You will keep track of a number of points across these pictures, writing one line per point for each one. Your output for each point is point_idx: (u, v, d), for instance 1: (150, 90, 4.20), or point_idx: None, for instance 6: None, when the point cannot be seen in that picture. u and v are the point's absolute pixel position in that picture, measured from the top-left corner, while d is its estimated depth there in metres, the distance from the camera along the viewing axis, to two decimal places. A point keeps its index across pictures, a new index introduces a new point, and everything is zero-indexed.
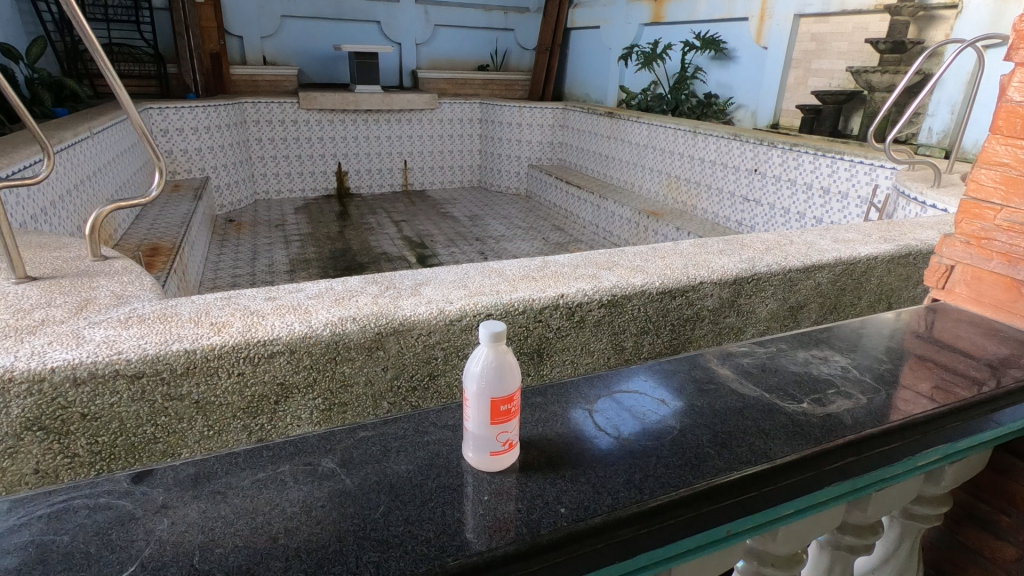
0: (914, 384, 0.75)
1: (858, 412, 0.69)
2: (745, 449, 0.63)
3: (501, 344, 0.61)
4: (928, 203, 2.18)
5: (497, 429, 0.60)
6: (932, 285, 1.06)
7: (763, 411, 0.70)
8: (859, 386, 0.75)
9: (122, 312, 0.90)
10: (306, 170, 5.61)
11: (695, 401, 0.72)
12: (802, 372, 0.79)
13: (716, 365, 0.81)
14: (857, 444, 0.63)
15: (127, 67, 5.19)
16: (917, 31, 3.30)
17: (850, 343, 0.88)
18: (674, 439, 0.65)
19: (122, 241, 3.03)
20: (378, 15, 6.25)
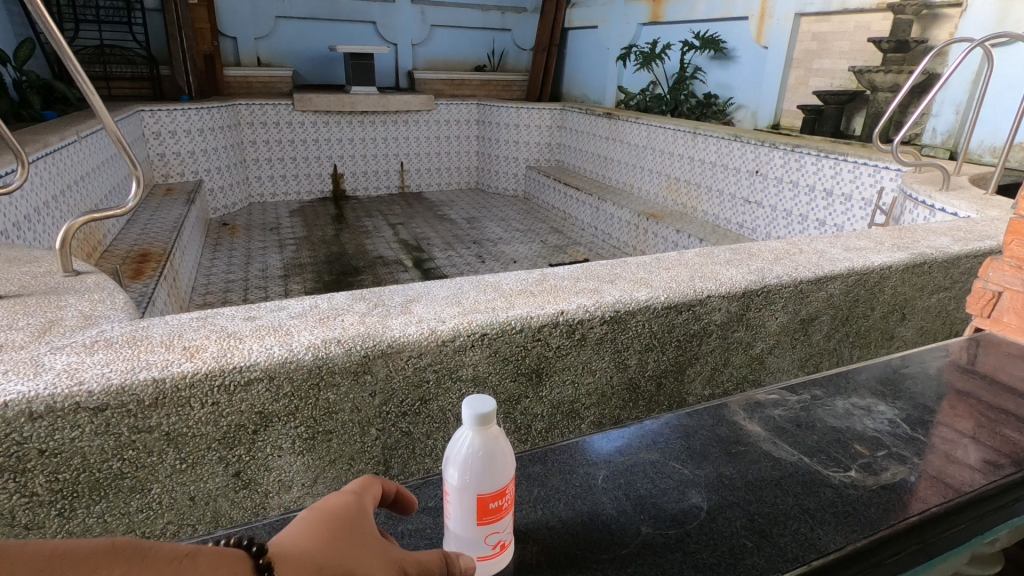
0: (963, 445, 0.69)
1: (913, 484, 0.63)
2: (789, 540, 0.56)
3: (492, 430, 0.55)
4: (936, 206, 2.11)
5: (485, 530, 0.54)
6: (976, 313, 1.01)
7: (804, 484, 0.64)
8: (910, 446, 0.69)
9: (88, 336, 0.84)
10: (302, 173, 5.55)
11: (725, 469, 0.66)
12: (842, 428, 0.73)
13: (744, 420, 0.75)
14: (911, 532, 0.57)
15: (120, 69, 5.10)
16: (920, 30, 3.25)
17: (885, 386, 0.82)
18: (704, 524, 0.58)
19: (112, 247, 2.95)
20: (373, 15, 6.18)
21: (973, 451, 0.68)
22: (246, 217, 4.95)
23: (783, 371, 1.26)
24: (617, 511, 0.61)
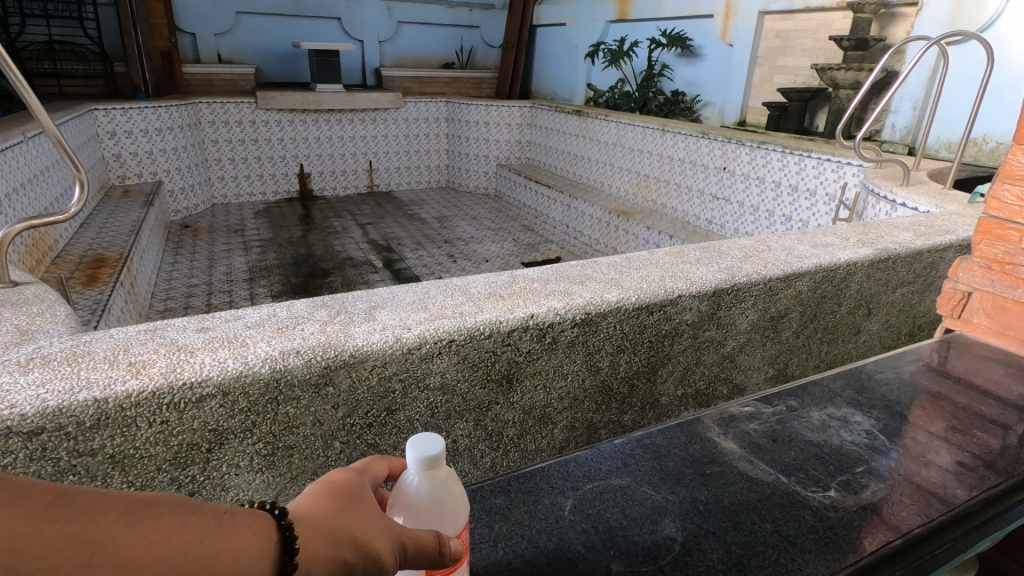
0: (937, 454, 0.69)
1: (892, 502, 0.62)
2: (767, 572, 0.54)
3: (442, 472, 0.54)
4: (897, 201, 2.16)
5: None
6: (946, 313, 1.04)
7: (782, 506, 0.62)
8: (887, 459, 0.68)
9: (22, 353, 0.78)
10: (267, 173, 5.41)
11: (699, 493, 0.64)
12: (819, 442, 0.71)
13: (719, 437, 0.73)
14: (891, 560, 0.55)
15: (71, 66, 4.89)
16: (879, 28, 3.33)
17: (859, 394, 0.82)
18: (677, 557, 0.56)
19: (64, 253, 2.81)
20: (339, 11, 6.05)
21: (948, 464, 0.68)
22: (209, 219, 4.80)
23: (754, 368, 1.26)
24: (585, 547, 0.58)
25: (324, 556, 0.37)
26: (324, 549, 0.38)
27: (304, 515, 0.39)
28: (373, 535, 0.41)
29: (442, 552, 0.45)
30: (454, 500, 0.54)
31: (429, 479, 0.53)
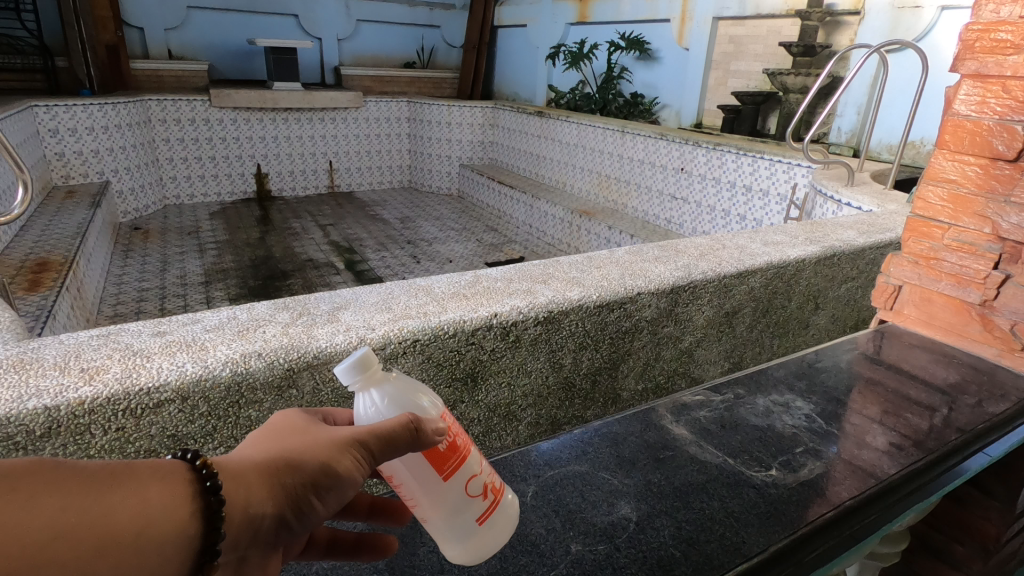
0: (871, 435, 0.73)
1: (828, 478, 0.65)
2: (715, 547, 0.56)
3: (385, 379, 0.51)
4: (843, 201, 2.27)
5: (462, 490, 0.49)
6: (880, 306, 1.10)
7: (728, 486, 0.64)
8: (825, 441, 0.72)
9: None
10: (222, 173, 5.26)
11: (652, 475, 0.66)
12: (763, 427, 0.75)
13: (671, 424, 0.76)
14: (825, 530, 0.57)
15: (8, 60, 4.63)
16: (826, 36, 3.47)
17: (804, 383, 0.86)
18: (632, 537, 0.57)
19: (3, 256, 2.67)
20: (295, 7, 5.93)
21: (881, 441, 0.72)
22: (161, 220, 4.63)
23: (710, 362, 1.31)
24: (546, 530, 0.59)
25: (269, 492, 0.36)
26: (267, 483, 0.36)
27: (233, 457, 0.37)
28: (327, 449, 0.39)
29: (420, 433, 0.43)
30: (419, 393, 0.50)
31: (382, 391, 0.50)
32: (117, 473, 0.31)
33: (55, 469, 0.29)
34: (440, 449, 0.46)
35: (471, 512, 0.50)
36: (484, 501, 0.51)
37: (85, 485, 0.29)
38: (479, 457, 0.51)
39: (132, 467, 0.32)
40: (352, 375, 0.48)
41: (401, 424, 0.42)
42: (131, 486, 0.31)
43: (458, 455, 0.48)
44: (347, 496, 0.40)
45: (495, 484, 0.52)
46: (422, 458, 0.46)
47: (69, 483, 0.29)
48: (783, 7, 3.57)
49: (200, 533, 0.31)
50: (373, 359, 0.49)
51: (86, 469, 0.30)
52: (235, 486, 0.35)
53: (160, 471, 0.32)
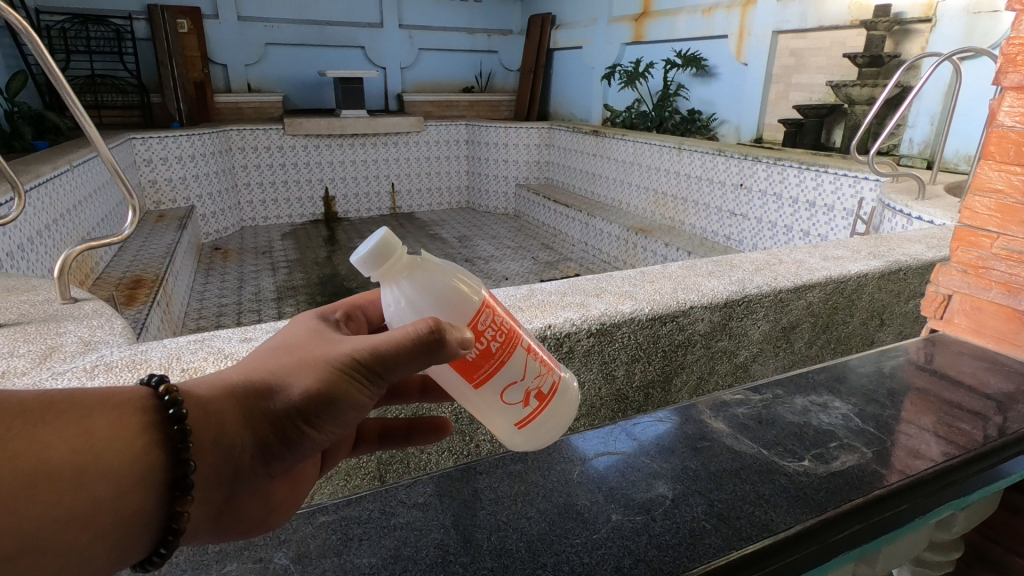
0: (915, 429, 0.72)
1: (861, 468, 0.64)
2: (745, 523, 0.57)
3: (412, 266, 0.53)
4: (913, 215, 2.17)
5: (502, 397, 0.55)
6: (930, 315, 1.04)
7: (761, 473, 0.65)
8: (863, 436, 0.71)
9: (87, 361, 0.87)
10: (293, 196, 5.59)
11: (689, 461, 0.68)
12: (800, 423, 0.74)
13: (710, 418, 0.77)
14: (853, 514, 0.57)
15: (111, 98, 5.14)
16: (894, 45, 3.35)
17: (839, 385, 0.84)
18: (667, 511, 0.60)
19: (104, 275, 2.95)
20: (362, 40, 6.28)
21: (924, 436, 0.70)
22: (238, 241, 4.97)
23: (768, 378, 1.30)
24: (590, 501, 0.62)
25: (251, 416, 0.42)
26: (249, 409, 0.42)
27: (225, 381, 0.43)
28: (313, 372, 0.43)
29: (429, 346, 0.45)
30: (452, 286, 0.52)
31: (408, 281, 0.52)
32: (78, 412, 0.34)
33: (13, 404, 0.32)
34: (468, 359, 0.52)
35: (513, 415, 0.56)
36: (526, 407, 0.56)
37: (49, 424, 0.33)
38: (522, 367, 0.55)
39: (91, 404, 0.35)
40: (374, 266, 0.51)
41: (399, 342, 0.44)
42: (94, 425, 0.34)
43: (489, 366, 0.53)
44: (345, 411, 0.45)
45: (541, 391, 0.56)
46: (454, 369, 0.53)
47: (30, 422, 0.32)
48: (847, 18, 3.47)
49: (166, 469, 0.36)
50: (396, 245, 0.52)
51: (46, 405, 0.33)
52: (208, 417, 0.40)
53: (122, 411, 0.36)
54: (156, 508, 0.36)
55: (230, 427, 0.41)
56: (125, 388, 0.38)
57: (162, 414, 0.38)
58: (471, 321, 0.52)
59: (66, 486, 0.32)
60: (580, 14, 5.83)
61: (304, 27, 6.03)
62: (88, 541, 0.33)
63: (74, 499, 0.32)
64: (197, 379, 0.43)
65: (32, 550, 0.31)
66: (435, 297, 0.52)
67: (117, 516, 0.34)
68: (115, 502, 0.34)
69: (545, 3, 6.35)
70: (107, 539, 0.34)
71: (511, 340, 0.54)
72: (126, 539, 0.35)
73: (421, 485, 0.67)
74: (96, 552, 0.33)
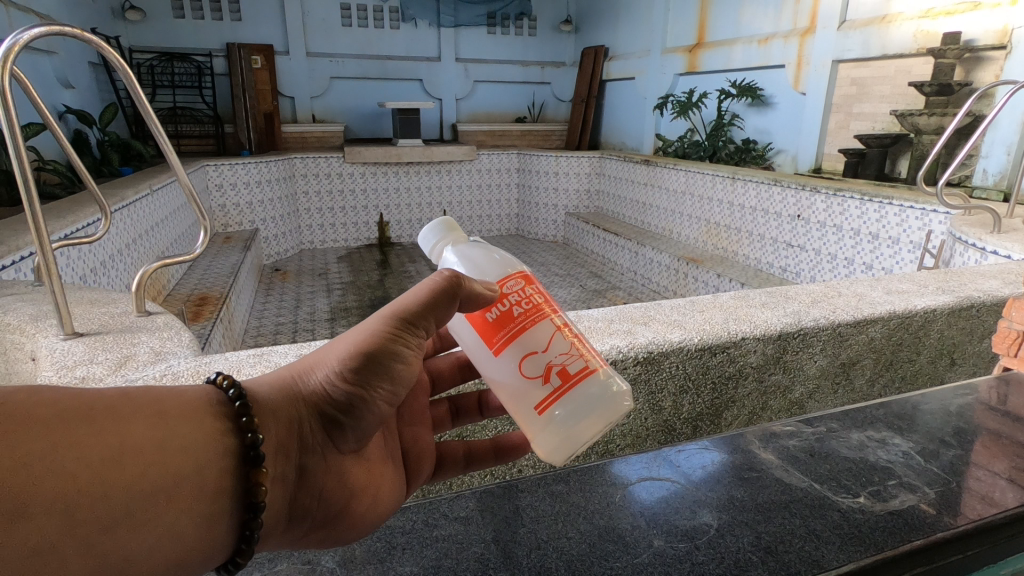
0: (986, 472, 0.67)
1: (925, 509, 0.60)
2: (793, 557, 0.55)
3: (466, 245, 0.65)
4: (987, 248, 2.05)
5: (517, 369, 0.55)
6: (1002, 352, 0.97)
7: (812, 508, 0.62)
8: (925, 476, 0.66)
9: (156, 370, 0.92)
10: (349, 221, 5.81)
11: (736, 491, 0.66)
12: (857, 459, 0.71)
13: (759, 449, 0.74)
14: (913, 557, 0.53)
15: (189, 128, 5.50)
16: (965, 73, 3.21)
17: (904, 422, 0.79)
18: (711, 541, 0.58)
19: (174, 292, 3.14)
20: (420, 73, 6.53)
21: (997, 481, 0.65)
22: (297, 263, 5.20)
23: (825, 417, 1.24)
24: (632, 525, 0.61)
25: (305, 393, 0.51)
26: (301, 387, 0.51)
27: (277, 375, 0.52)
28: (351, 340, 0.53)
29: (450, 290, 0.54)
30: (491, 257, 0.61)
31: (456, 251, 0.64)
32: (152, 408, 0.39)
33: (95, 402, 0.37)
34: (490, 320, 0.57)
35: (533, 392, 0.55)
36: (547, 384, 0.54)
37: (131, 412, 0.38)
38: (546, 337, 0.55)
39: (163, 396, 0.41)
40: (434, 237, 0.65)
41: (422, 294, 0.54)
42: (166, 419, 0.40)
43: (510, 328, 0.56)
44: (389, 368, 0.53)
45: (565, 369, 0.55)
46: (479, 334, 0.58)
47: (112, 409, 0.37)
48: (913, 46, 3.36)
49: (236, 448, 0.42)
50: (454, 224, 0.65)
51: (122, 403, 0.38)
52: (263, 399, 0.48)
53: (189, 403, 0.42)
54: (235, 486, 0.41)
55: (287, 403, 0.49)
56: (191, 387, 0.44)
57: (226, 403, 0.44)
58: (499, 284, 0.58)
59: (151, 462, 0.37)
60: (633, 46, 5.88)
61: (367, 61, 6.33)
62: (176, 516, 0.38)
63: (158, 475, 0.37)
64: (253, 380, 0.51)
65: (124, 524, 0.35)
66: (472, 262, 0.61)
67: (199, 493, 0.39)
68: (197, 480, 0.39)
69: (598, 36, 6.46)
70: (195, 516, 0.39)
71: (539, 311, 0.57)
72: (210, 518, 0.40)
73: (463, 499, 0.68)
74: (186, 527, 0.38)
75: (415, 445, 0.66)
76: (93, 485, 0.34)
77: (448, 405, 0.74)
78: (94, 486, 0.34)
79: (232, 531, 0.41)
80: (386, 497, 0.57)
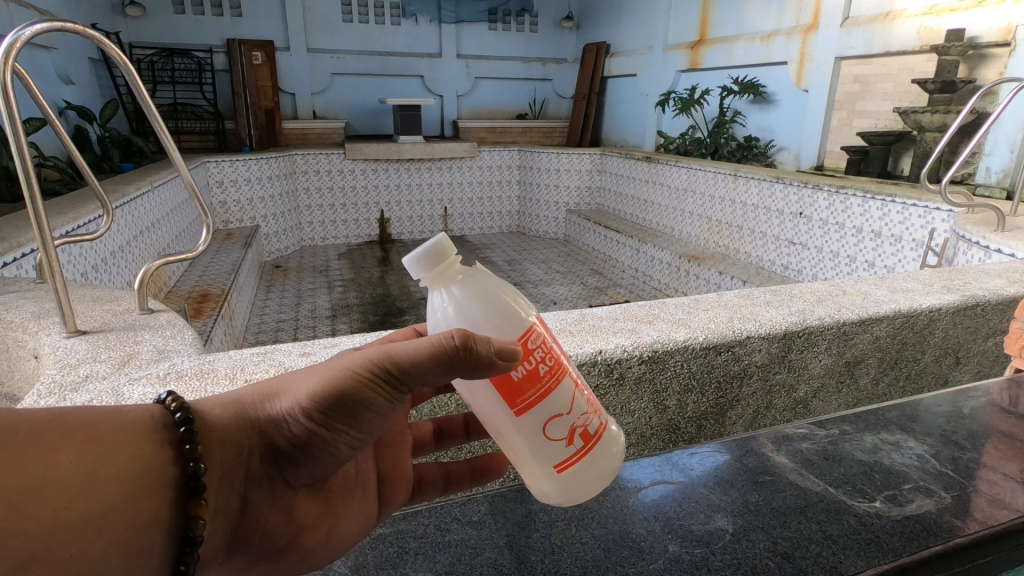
0: (997, 473, 0.67)
1: (941, 514, 0.60)
2: (811, 564, 0.55)
3: (464, 273, 0.55)
4: (991, 247, 2.05)
5: (547, 434, 0.54)
6: (1014, 354, 0.98)
7: (827, 512, 0.62)
8: (940, 480, 0.66)
9: (160, 368, 0.92)
10: (350, 218, 5.80)
11: (749, 495, 0.65)
12: (870, 462, 0.70)
13: (771, 452, 0.74)
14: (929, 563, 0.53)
15: (189, 124, 5.48)
16: (968, 70, 3.19)
17: (914, 424, 0.79)
18: (727, 545, 0.58)
19: (175, 289, 3.13)
20: (422, 69, 6.51)
21: (1010, 484, 0.64)
22: (297, 259, 5.20)
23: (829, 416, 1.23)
24: (646, 530, 0.61)
25: (259, 422, 0.50)
26: (257, 415, 0.50)
27: (241, 394, 0.52)
28: (319, 377, 0.50)
29: (448, 355, 0.48)
30: (507, 300, 0.54)
31: (460, 285, 0.54)
32: (86, 436, 0.40)
33: (28, 429, 0.38)
34: (514, 380, 0.52)
35: (553, 454, 0.55)
36: (570, 445, 0.55)
37: (62, 439, 0.39)
38: (570, 399, 0.54)
39: (99, 421, 0.42)
40: (429, 266, 0.53)
41: (419, 350, 0.49)
42: (99, 447, 0.40)
43: (536, 391, 0.53)
44: (355, 413, 0.51)
45: (586, 430, 0.56)
46: (499, 394, 0.53)
47: (39, 436, 0.38)
48: (916, 43, 3.34)
49: (175, 476, 0.43)
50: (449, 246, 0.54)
51: (55, 431, 0.39)
52: (213, 422, 0.48)
53: (130, 426, 0.43)
54: (170, 517, 0.42)
55: (240, 430, 0.50)
56: (136, 407, 0.45)
57: (171, 425, 0.45)
58: (521, 338, 0.53)
59: (75, 493, 0.38)
60: (636, 42, 5.86)
61: (367, 58, 6.30)
62: (102, 549, 0.38)
63: (83, 506, 0.38)
64: (214, 396, 0.52)
65: (44, 559, 0.35)
66: (489, 305, 0.53)
67: (133, 522, 0.40)
68: (127, 510, 0.40)
69: (599, 32, 6.45)
70: (122, 549, 0.39)
71: (560, 367, 0.55)
72: (140, 550, 0.40)
73: (475, 504, 0.68)
74: (112, 560, 0.39)
75: (393, 470, 0.65)
76: (10, 519, 0.34)
77: (433, 426, 0.73)
78: (12, 518, 0.34)
79: (164, 564, 0.42)
80: (341, 532, 0.57)
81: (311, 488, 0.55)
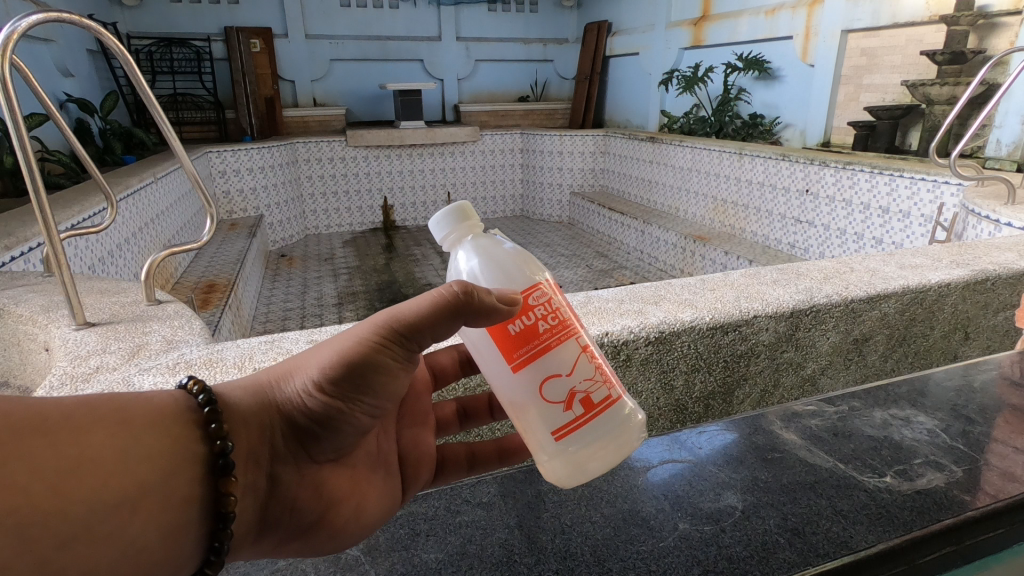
0: (1007, 444, 0.67)
1: (952, 488, 0.60)
2: (821, 538, 0.55)
3: (483, 236, 0.58)
4: (1001, 221, 2.02)
5: (544, 394, 0.53)
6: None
7: (838, 487, 0.62)
8: (952, 454, 0.66)
9: (169, 358, 0.93)
10: (353, 205, 5.80)
11: (759, 472, 0.66)
12: (880, 437, 0.70)
13: (781, 429, 0.74)
14: (938, 537, 0.53)
15: (190, 114, 5.46)
16: (978, 40, 3.13)
17: (925, 399, 0.79)
18: (737, 522, 0.58)
19: (181, 280, 3.14)
20: (421, 53, 6.44)
21: (1020, 457, 0.64)
22: (302, 248, 5.21)
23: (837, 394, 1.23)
24: (656, 509, 0.61)
25: (278, 401, 0.51)
26: (274, 395, 0.51)
27: (252, 379, 0.52)
28: (332, 349, 0.51)
29: (451, 303, 0.49)
30: (515, 258, 0.56)
31: (473, 244, 0.57)
32: (113, 420, 0.40)
33: (57, 412, 0.38)
34: (511, 333, 0.52)
35: (552, 417, 0.53)
36: (568, 411, 0.53)
37: (90, 423, 0.39)
38: (571, 361, 0.53)
39: (126, 405, 0.42)
40: (449, 223, 0.57)
41: (422, 306, 0.50)
42: (128, 432, 0.41)
43: (534, 346, 0.53)
44: (370, 379, 0.52)
45: (588, 398, 0.53)
46: (495, 346, 0.53)
47: (71, 421, 0.38)
48: (925, 14, 3.27)
49: (204, 456, 0.44)
50: (471, 212, 0.58)
51: (84, 417, 0.39)
52: (234, 404, 0.49)
53: (155, 411, 0.43)
54: (203, 495, 0.43)
55: (258, 410, 0.50)
56: (159, 393, 0.45)
57: (195, 408, 0.46)
58: (523, 293, 0.53)
59: (109, 475, 0.38)
60: (637, 20, 5.78)
61: (366, 42, 6.24)
62: (139, 528, 0.39)
63: (120, 486, 0.38)
64: (230, 381, 0.52)
65: (85, 537, 0.36)
66: (496, 264, 0.55)
67: (166, 503, 0.41)
68: (162, 490, 0.41)
69: (601, 10, 6.35)
70: (159, 527, 0.40)
71: (563, 327, 0.54)
72: (176, 528, 0.41)
73: (483, 486, 0.69)
74: (148, 539, 0.39)
75: (414, 450, 0.65)
76: (51, 499, 0.35)
77: (456, 407, 0.73)
78: (53, 499, 0.35)
79: (199, 544, 0.43)
80: (371, 507, 0.57)
81: (335, 464, 0.55)
